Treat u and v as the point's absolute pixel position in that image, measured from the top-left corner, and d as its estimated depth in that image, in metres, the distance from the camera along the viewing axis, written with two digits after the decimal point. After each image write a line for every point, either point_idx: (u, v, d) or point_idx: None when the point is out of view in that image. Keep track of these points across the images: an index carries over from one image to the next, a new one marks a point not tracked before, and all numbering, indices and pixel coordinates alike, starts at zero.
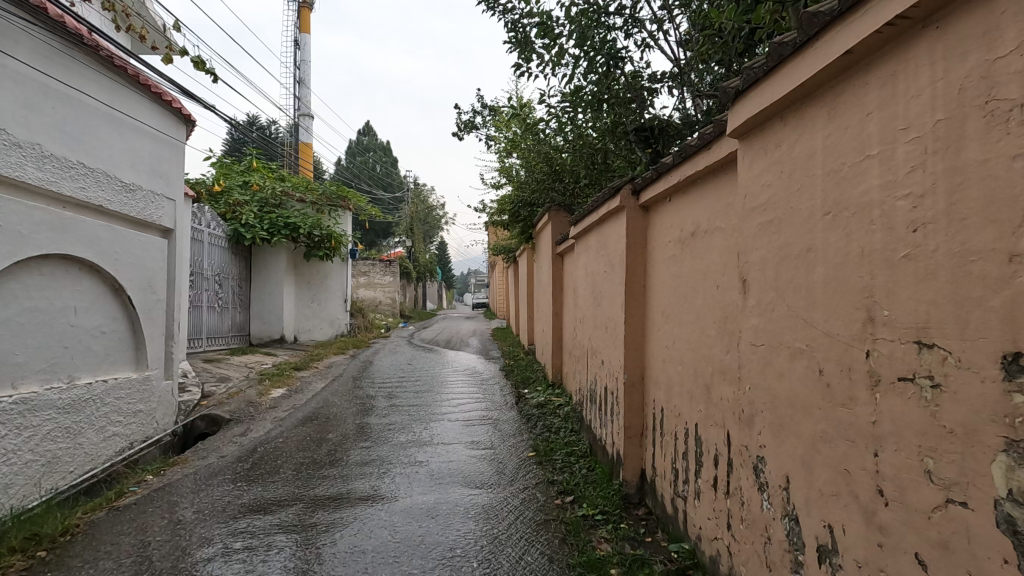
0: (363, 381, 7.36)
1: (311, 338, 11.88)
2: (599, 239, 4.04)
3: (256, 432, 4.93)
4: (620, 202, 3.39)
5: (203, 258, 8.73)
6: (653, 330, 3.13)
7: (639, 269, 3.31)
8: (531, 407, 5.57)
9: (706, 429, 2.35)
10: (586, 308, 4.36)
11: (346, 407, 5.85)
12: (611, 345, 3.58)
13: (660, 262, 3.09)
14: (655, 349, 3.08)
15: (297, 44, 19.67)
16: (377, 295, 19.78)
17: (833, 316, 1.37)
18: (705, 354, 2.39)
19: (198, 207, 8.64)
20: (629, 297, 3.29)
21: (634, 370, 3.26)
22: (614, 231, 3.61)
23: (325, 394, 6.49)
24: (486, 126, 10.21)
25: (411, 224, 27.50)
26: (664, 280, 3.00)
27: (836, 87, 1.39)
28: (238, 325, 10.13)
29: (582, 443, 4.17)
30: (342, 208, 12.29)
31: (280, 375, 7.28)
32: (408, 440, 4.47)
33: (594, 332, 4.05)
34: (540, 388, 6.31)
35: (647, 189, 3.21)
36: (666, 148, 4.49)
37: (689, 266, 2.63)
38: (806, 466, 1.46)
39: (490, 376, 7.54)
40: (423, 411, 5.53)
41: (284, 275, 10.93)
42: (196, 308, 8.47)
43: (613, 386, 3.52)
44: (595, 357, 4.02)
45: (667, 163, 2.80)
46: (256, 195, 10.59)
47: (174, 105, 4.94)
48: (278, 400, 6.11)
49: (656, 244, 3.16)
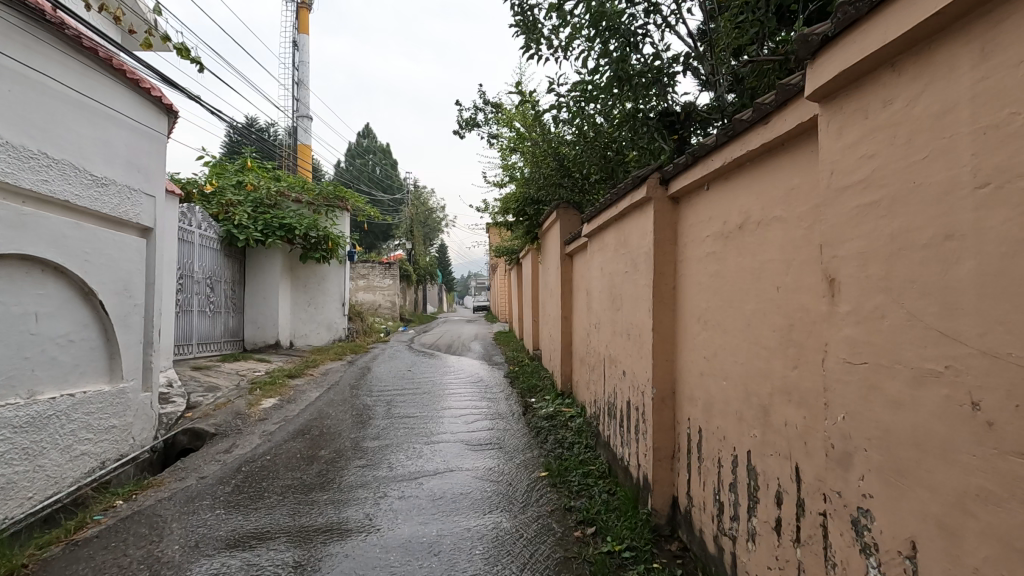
0: (361, 389, 6.97)
1: (307, 342, 11.48)
2: (618, 236, 3.65)
3: (243, 448, 4.53)
4: (647, 193, 3.00)
5: (193, 261, 8.33)
6: (686, 339, 2.74)
7: (667, 268, 2.92)
8: (540, 419, 5.18)
9: (764, 459, 1.96)
10: (603, 312, 3.96)
11: (342, 419, 5.45)
12: (635, 355, 3.19)
13: (694, 260, 2.70)
14: (689, 360, 2.69)
15: (297, 44, 19.31)
16: (377, 298, 19.41)
17: (995, 328, 0.98)
18: (761, 368, 2.00)
19: (187, 207, 8.24)
20: (657, 300, 2.90)
21: (664, 383, 2.87)
22: (637, 227, 3.23)
23: (318, 404, 6.09)
24: (486, 123, 9.89)
25: (411, 225, 27.13)
26: (700, 281, 2.61)
27: (997, 12, 1.00)
28: (230, 330, 9.73)
29: (600, 462, 3.77)
30: (339, 209, 11.92)
31: (273, 383, 6.88)
32: (408, 458, 4.08)
33: (613, 340, 3.65)
34: (549, 398, 5.92)
35: (678, 177, 2.82)
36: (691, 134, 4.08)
37: (735, 263, 2.24)
38: (949, 533, 1.07)
39: (495, 384, 7.16)
40: (423, 424, 5.15)
41: (279, 278, 10.54)
42: (185, 313, 8.08)
43: (637, 401, 3.13)
44: (614, 366, 3.63)
45: (706, 144, 2.41)
46: (250, 195, 10.21)
47: (154, 94, 4.58)
48: (268, 411, 5.71)
49: (689, 239, 2.77)
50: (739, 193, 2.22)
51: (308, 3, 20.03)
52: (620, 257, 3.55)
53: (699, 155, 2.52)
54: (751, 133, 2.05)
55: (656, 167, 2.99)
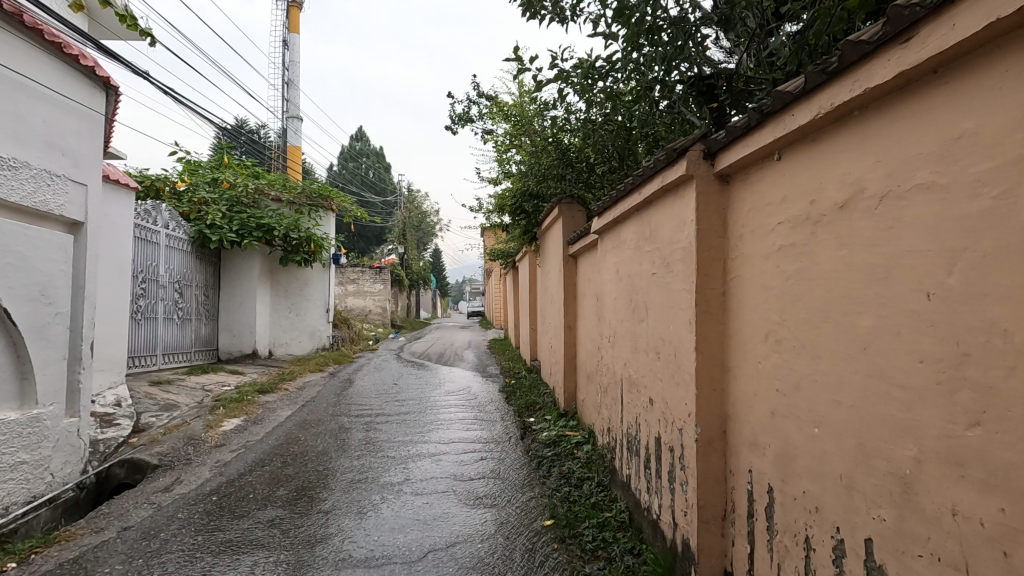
0: (339, 407, 6.23)
1: (288, 351, 10.73)
2: (641, 229, 2.95)
3: (186, 485, 3.78)
4: (686, 171, 2.30)
5: (157, 264, 7.59)
6: (743, 361, 2.06)
7: (715, 269, 2.23)
8: (541, 445, 4.49)
9: (902, 559, 1.28)
10: (620, 322, 3.27)
11: (312, 444, 4.72)
12: (666, 380, 2.50)
13: (755, 257, 2.01)
14: (749, 391, 2.00)
15: (286, 43, 18.59)
16: (367, 303, 18.67)
17: None
18: (893, 418, 1.32)
19: (151, 205, 7.49)
20: (699, 308, 2.21)
21: (710, 420, 2.17)
22: (668, 218, 2.54)
23: (288, 425, 5.35)
24: (479, 117, 9.30)
25: (404, 228, 26.41)
26: (764, 285, 1.93)
27: None
28: (202, 339, 8.98)
29: (617, 509, 3.07)
30: (323, 209, 11.19)
31: (240, 400, 6.13)
32: (382, 502, 3.36)
33: (635, 359, 2.97)
34: (550, 418, 5.23)
35: (729, 148, 2.13)
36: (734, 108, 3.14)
37: (834, 260, 1.56)
38: None
39: (489, 401, 6.46)
40: (404, 453, 4.43)
41: (257, 282, 9.80)
42: (147, 320, 7.33)
43: (669, 439, 2.44)
44: (636, 391, 2.94)
45: (785, 91, 1.72)
46: (226, 193, 9.47)
47: (83, 63, 3.86)
48: (228, 434, 4.97)
49: (746, 228, 2.08)
50: (846, 157, 1.52)
51: (298, 3, 19.33)
52: (644, 256, 2.87)
53: (771, 111, 1.80)
54: (875, 60, 1.37)
55: (698, 136, 2.29)
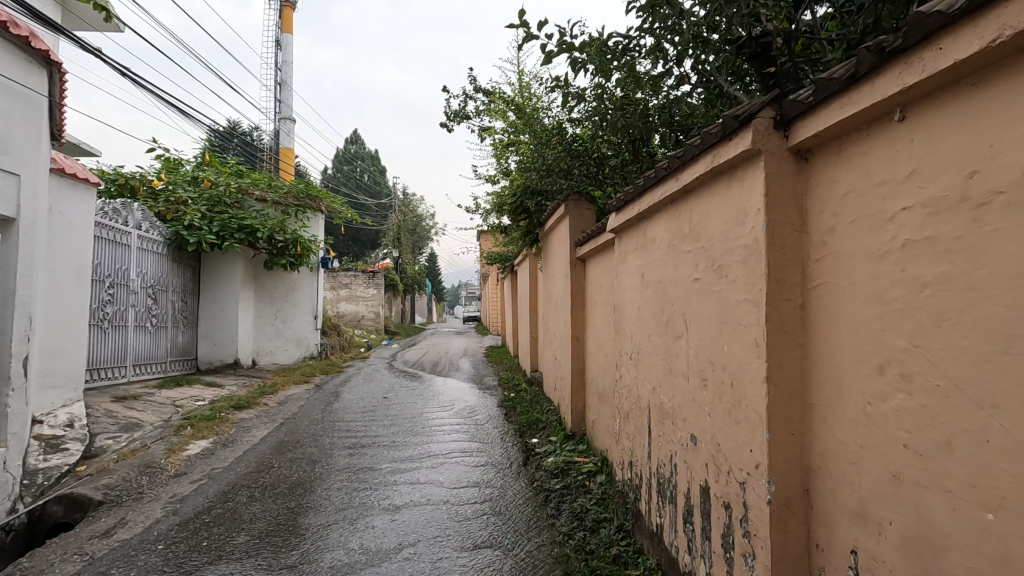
0: (321, 425, 5.65)
1: (273, 360, 10.14)
2: (677, 224, 2.40)
3: (130, 529, 3.19)
4: (751, 146, 1.75)
5: (127, 267, 7.03)
6: (838, 399, 1.51)
7: (792, 273, 1.69)
8: (547, 474, 3.95)
9: None
10: (647, 337, 2.73)
11: (287, 473, 4.15)
12: (717, 415, 1.95)
13: (857, 257, 1.47)
14: (850, 441, 1.46)
15: (278, 43, 17.99)
16: (360, 308, 18.09)
17: None
18: None
19: (121, 203, 6.95)
20: (770, 324, 1.67)
21: (787, 475, 1.63)
22: (720, 208, 1.99)
23: (262, 448, 4.77)
24: (477, 114, 8.84)
25: (399, 232, 25.82)
26: (875, 298, 1.39)
27: None
28: (179, 347, 8.39)
29: (645, 566, 2.52)
30: (310, 210, 10.62)
31: (212, 417, 5.56)
32: (361, 553, 2.80)
33: (669, 384, 2.42)
34: (555, 441, 4.70)
35: (815, 114, 1.59)
36: (792, 80, 2.46)
37: (1020, 261, 1.03)
38: None
39: (487, 417, 5.92)
40: (391, 486, 3.87)
41: (239, 287, 9.22)
42: (115, 329, 6.75)
43: (723, 492, 1.90)
44: (671, 423, 2.39)
45: (934, 12, 1.17)
46: (206, 192, 8.91)
47: (16, 32, 3.32)
48: (192, 460, 4.38)
49: (839, 219, 1.55)
50: None
51: (291, 2, 18.76)
52: (682, 258, 2.33)
53: (902, 47, 1.26)
54: None
55: (769, 99, 1.74)
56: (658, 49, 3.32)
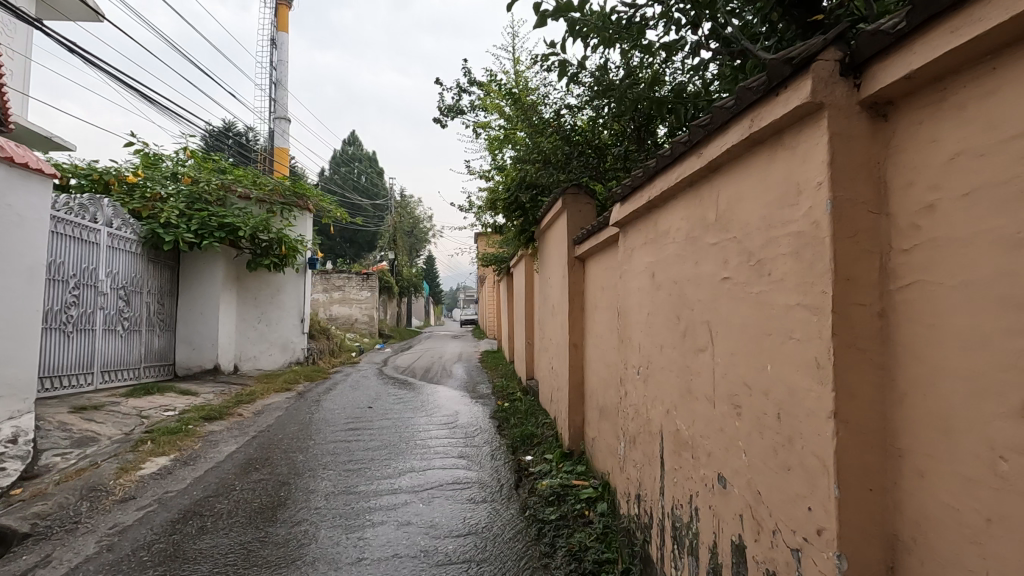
0: (296, 440, 5.19)
1: (256, 366, 9.67)
2: (697, 211, 1.96)
3: (52, 569, 2.72)
4: (809, 99, 1.30)
5: (96, 267, 6.59)
6: (945, 445, 1.07)
7: (867, 270, 1.24)
8: (541, 500, 3.51)
9: None
10: (660, 348, 2.28)
11: (248, 498, 3.69)
12: (757, 454, 1.51)
13: (974, 242, 1.02)
14: (968, 511, 1.01)
15: (274, 42, 17.59)
16: (353, 311, 17.59)
17: None
18: None
19: (88, 198, 6.51)
20: (838, 340, 1.22)
21: (865, 548, 1.18)
22: (761, 186, 1.54)
23: (226, 467, 4.31)
24: (472, 108, 8.40)
25: (395, 234, 25.38)
26: (1013, 303, 0.94)
27: None
28: (154, 352, 7.93)
29: None
30: (297, 208, 10.15)
31: (177, 430, 5.10)
32: None
33: (688, 408, 1.97)
34: (550, 459, 4.26)
35: (907, 47, 1.14)
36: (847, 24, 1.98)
37: None
38: None
39: (478, 430, 5.48)
40: (364, 512, 3.41)
41: (221, 289, 8.77)
42: (79, 332, 6.29)
43: (766, 557, 1.45)
44: (692, 456, 1.94)
45: None
46: (186, 188, 8.47)
47: None
48: (144, 482, 3.93)
49: (943, 193, 1.10)
50: None
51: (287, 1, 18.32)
52: (705, 253, 1.88)
53: None
54: None
55: (833, 36, 1.29)
56: (669, 18, 2.87)
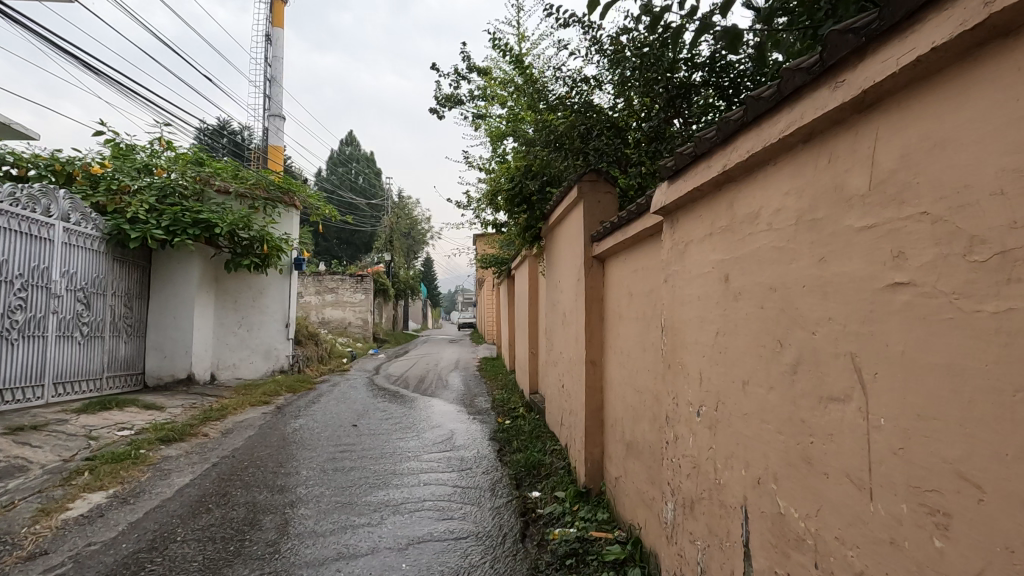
0: (264, 467, 4.46)
1: (235, 375, 8.93)
2: (823, 179, 1.25)
3: None
4: None
5: (48, 266, 5.86)
6: None
7: None
8: (555, 561, 2.77)
9: None
10: (744, 383, 1.56)
11: (191, 555, 2.94)
12: None
13: None
14: None
15: (269, 38, 16.94)
16: (347, 315, 16.88)
17: None
18: None
19: (42, 188, 5.77)
20: None
21: None
22: (1005, 113, 0.83)
23: (173, 508, 3.57)
24: (470, 97, 7.70)
25: (392, 234, 24.64)
26: None
27: None
28: (119, 361, 7.18)
29: None
30: (282, 205, 9.39)
31: (123, 457, 4.34)
32: None
33: (809, 486, 1.26)
34: (562, 498, 3.56)
35: None
36: None
37: None
38: None
39: (475, 455, 4.79)
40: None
41: (196, 291, 8.03)
42: (26, 339, 5.56)
43: None
44: (816, 563, 1.23)
45: None
46: (157, 180, 7.71)
47: None
48: (67, 530, 3.18)
49: None
50: None
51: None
52: (842, 243, 1.18)
53: None
54: None
55: None
56: None
